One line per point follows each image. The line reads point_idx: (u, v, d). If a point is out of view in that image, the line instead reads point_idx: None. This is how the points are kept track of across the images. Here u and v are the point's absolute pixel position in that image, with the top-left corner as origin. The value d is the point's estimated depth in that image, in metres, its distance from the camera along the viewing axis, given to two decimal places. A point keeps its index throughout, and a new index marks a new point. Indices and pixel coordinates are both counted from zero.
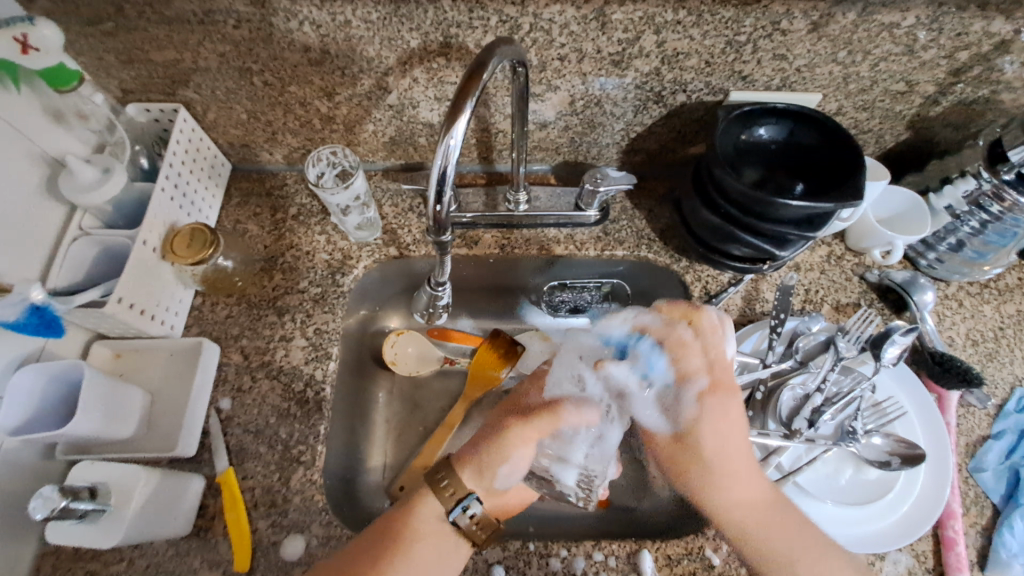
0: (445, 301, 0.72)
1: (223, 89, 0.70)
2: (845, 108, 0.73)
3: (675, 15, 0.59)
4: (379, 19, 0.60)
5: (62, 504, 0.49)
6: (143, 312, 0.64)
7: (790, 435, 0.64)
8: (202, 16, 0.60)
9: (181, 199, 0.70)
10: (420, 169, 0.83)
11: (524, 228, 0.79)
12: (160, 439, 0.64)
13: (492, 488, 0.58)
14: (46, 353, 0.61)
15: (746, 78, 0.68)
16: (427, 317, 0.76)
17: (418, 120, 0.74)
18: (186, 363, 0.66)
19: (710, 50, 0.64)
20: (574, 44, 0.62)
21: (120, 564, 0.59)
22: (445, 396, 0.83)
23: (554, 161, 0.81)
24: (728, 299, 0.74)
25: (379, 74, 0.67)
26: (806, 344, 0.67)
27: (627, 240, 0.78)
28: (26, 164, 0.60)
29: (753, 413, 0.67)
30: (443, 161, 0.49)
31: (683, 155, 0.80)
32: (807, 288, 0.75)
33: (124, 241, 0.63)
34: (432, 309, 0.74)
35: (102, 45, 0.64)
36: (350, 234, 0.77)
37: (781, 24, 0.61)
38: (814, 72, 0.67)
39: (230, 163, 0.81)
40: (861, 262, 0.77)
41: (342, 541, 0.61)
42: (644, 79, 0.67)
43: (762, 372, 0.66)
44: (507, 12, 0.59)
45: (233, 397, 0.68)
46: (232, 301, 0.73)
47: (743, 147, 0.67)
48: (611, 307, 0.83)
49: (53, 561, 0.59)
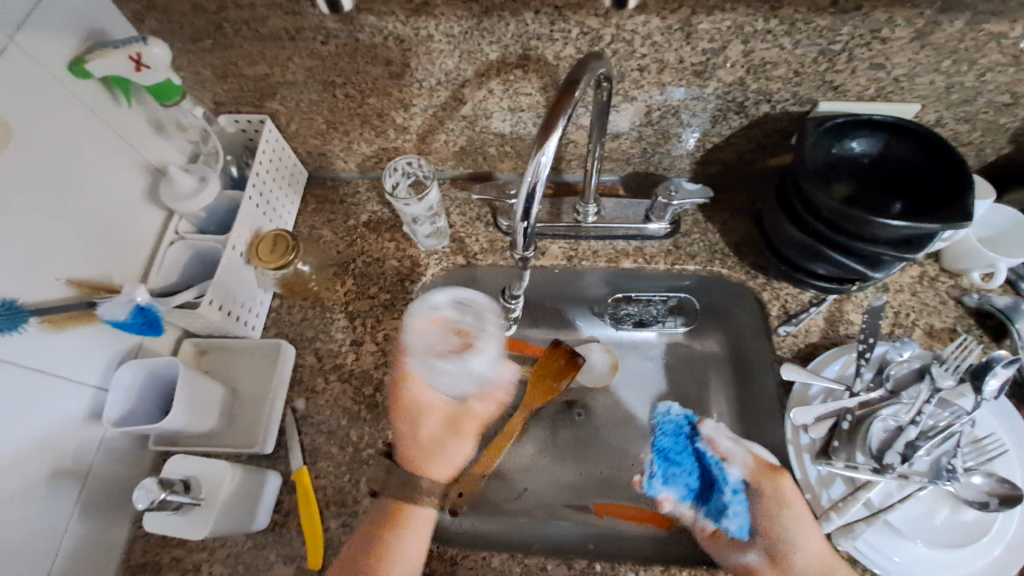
0: (468, 299, 0.67)
1: (307, 102, 0.72)
2: (944, 119, 0.68)
3: (766, 24, 0.57)
4: (460, 33, 0.61)
5: (161, 496, 0.52)
6: (229, 314, 0.67)
7: (881, 469, 0.58)
8: (293, 34, 0.63)
9: (264, 205, 0.73)
10: (489, 177, 0.83)
11: (592, 240, 0.78)
12: (240, 435, 0.67)
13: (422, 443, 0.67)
14: (142, 350, 0.65)
15: (838, 88, 0.64)
16: (441, 331, 0.66)
17: (489, 131, 0.74)
18: (266, 363, 0.69)
19: (801, 60, 0.61)
20: (655, 54, 0.61)
21: (204, 553, 0.62)
22: (505, 404, 0.83)
23: (623, 172, 0.80)
24: (809, 320, 0.70)
25: (455, 85, 0.68)
26: (898, 372, 0.63)
27: (699, 254, 0.76)
28: (134, 172, 0.65)
29: (839, 443, 0.61)
30: (532, 178, 0.49)
31: (763, 166, 0.77)
32: (896, 311, 0.70)
33: (214, 246, 0.66)
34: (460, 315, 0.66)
35: (200, 61, 0.68)
36: (419, 242, 0.78)
37: (881, 32, 0.57)
38: (913, 82, 0.63)
39: (306, 171, 0.84)
40: (957, 284, 0.72)
41: (409, 546, 0.62)
42: (727, 90, 0.65)
43: (849, 402, 0.62)
44: (590, 24, 0.58)
45: (307, 397, 0.70)
46: (307, 304, 0.76)
47: (834, 160, 0.63)
48: (676, 322, 0.83)
49: (143, 545, 0.63)
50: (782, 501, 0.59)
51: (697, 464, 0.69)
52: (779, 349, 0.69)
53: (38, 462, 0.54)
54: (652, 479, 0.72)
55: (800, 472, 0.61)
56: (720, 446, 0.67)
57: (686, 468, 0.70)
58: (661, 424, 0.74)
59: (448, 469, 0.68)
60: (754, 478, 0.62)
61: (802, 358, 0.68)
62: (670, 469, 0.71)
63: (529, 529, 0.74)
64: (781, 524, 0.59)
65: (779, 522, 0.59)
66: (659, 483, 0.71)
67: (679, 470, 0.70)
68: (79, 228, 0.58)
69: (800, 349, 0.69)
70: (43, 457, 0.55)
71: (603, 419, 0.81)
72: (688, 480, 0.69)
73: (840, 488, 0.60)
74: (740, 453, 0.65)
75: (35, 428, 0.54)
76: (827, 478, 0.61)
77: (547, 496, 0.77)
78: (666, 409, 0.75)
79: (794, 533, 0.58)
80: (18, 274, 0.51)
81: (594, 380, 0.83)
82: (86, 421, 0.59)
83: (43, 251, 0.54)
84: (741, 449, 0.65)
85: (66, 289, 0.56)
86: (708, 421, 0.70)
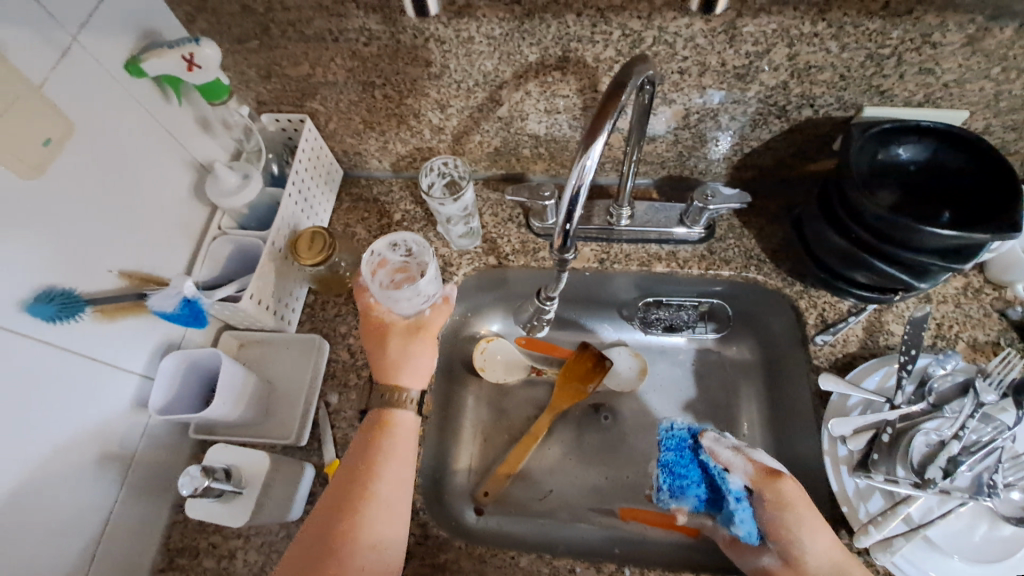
0: (400, 238, 0.66)
1: (346, 102, 0.74)
2: (994, 127, 0.66)
3: (812, 27, 0.56)
4: (501, 35, 0.61)
5: (205, 483, 0.53)
6: (267, 308, 0.68)
7: (921, 484, 0.56)
8: (337, 35, 0.64)
9: (302, 203, 0.74)
10: (521, 178, 0.84)
11: (624, 243, 0.78)
12: (274, 426, 0.69)
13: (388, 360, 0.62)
14: (185, 341, 0.67)
15: (885, 93, 0.63)
16: (387, 274, 0.66)
17: (524, 132, 0.74)
18: (301, 357, 0.71)
19: (847, 64, 0.60)
20: (697, 57, 0.61)
21: (238, 541, 0.64)
22: (531, 405, 0.83)
23: (657, 175, 0.79)
24: (848, 330, 0.69)
25: (493, 87, 0.68)
26: (940, 385, 0.61)
27: (734, 260, 0.75)
28: (182, 169, 0.67)
29: (878, 456, 0.59)
30: (576, 181, 0.49)
31: (801, 171, 0.76)
32: (938, 323, 0.68)
33: (256, 241, 0.68)
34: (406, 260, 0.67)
35: (246, 61, 0.69)
36: (451, 242, 0.79)
37: (932, 37, 0.56)
38: (963, 88, 0.61)
39: (342, 169, 0.86)
40: (1003, 297, 0.69)
41: (437, 542, 0.63)
42: (769, 93, 0.64)
43: (889, 414, 0.60)
44: (631, 27, 0.58)
45: (340, 392, 0.71)
46: (341, 300, 0.77)
47: (879, 167, 0.62)
48: (707, 327, 0.83)
49: (181, 530, 0.65)
50: (786, 506, 0.56)
51: (703, 474, 0.70)
52: (815, 358, 0.68)
53: (88, 447, 0.56)
54: (662, 493, 0.73)
55: (838, 484, 0.60)
56: (721, 457, 0.64)
57: (691, 478, 0.71)
58: (664, 438, 0.74)
59: (422, 376, 0.63)
60: (756, 484, 0.59)
61: (840, 369, 0.67)
62: (676, 482, 0.72)
63: (554, 531, 0.74)
64: (787, 529, 0.55)
65: (785, 530, 0.55)
66: (669, 497, 0.72)
67: (686, 482, 0.71)
68: (132, 222, 0.60)
69: (838, 359, 0.67)
70: (93, 442, 0.57)
71: (631, 423, 0.81)
72: (697, 492, 0.70)
73: (877, 502, 0.59)
74: (740, 461, 0.62)
75: (86, 414, 0.56)
76: (865, 491, 0.59)
77: (573, 498, 0.77)
78: (670, 422, 0.74)
79: (804, 536, 0.54)
80: (76, 266, 0.53)
81: (620, 385, 0.82)
82: (132, 409, 0.61)
83: (98, 243, 0.56)
84: (741, 457, 0.62)
85: (117, 280, 0.58)
86: (709, 432, 0.68)
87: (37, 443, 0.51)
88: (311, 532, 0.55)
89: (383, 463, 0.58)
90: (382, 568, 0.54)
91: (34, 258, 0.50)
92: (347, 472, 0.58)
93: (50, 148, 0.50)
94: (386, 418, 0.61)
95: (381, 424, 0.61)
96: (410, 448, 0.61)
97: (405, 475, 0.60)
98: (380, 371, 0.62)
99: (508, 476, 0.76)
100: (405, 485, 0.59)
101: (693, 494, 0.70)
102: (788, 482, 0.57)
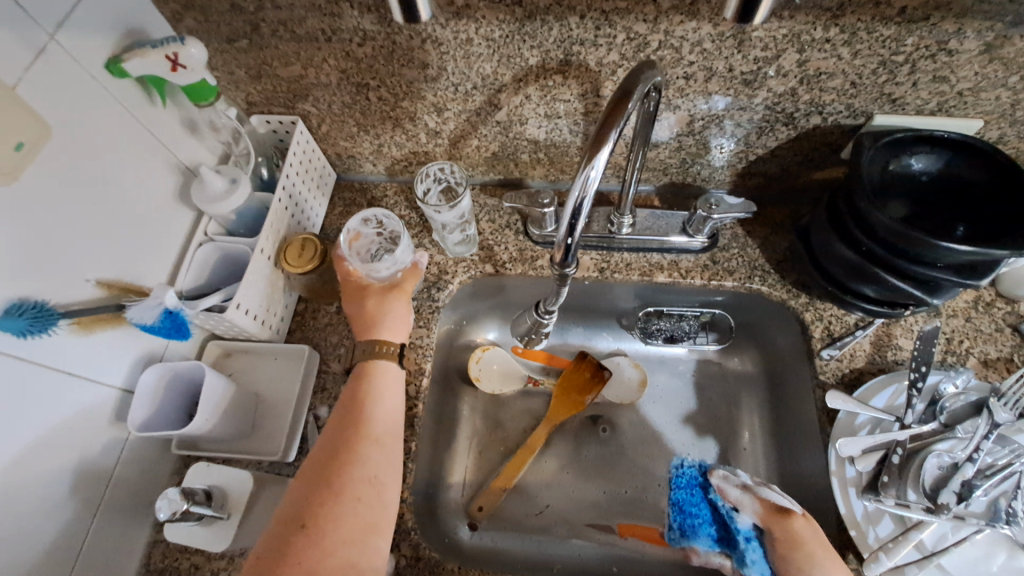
0: (371, 213, 0.67)
1: (339, 103, 0.71)
2: (1008, 136, 0.64)
3: (825, 33, 0.54)
4: (500, 37, 0.59)
5: (184, 507, 0.51)
6: (255, 318, 0.66)
7: (935, 509, 0.54)
8: (330, 35, 0.62)
9: (293, 208, 0.72)
10: (518, 184, 0.81)
11: (625, 252, 0.76)
12: (261, 441, 0.66)
13: (366, 318, 0.63)
14: (168, 352, 0.65)
15: (897, 101, 0.61)
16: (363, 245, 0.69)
17: (523, 137, 0.72)
18: (291, 369, 0.69)
19: (859, 71, 0.58)
20: (704, 62, 0.58)
21: (222, 561, 0.61)
22: (528, 416, 0.81)
23: (659, 182, 0.77)
24: (855, 344, 0.67)
25: (492, 91, 0.66)
26: (953, 404, 0.59)
27: (738, 270, 0.73)
28: (166, 172, 0.64)
29: (889, 479, 0.57)
30: (580, 192, 0.47)
31: (807, 180, 0.74)
32: (948, 338, 0.66)
33: (243, 249, 0.65)
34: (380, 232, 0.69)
35: (235, 61, 0.67)
36: (447, 249, 0.76)
37: (948, 44, 0.54)
38: (979, 97, 0.59)
39: (335, 173, 0.83)
40: (1015, 311, 0.67)
41: (430, 563, 0.60)
42: (777, 100, 0.62)
43: (899, 433, 0.58)
44: (637, 30, 0.56)
45: (330, 405, 0.68)
46: (333, 309, 0.74)
47: (890, 177, 0.60)
48: (707, 338, 0.81)
49: (163, 548, 0.62)
50: (797, 542, 0.55)
51: (714, 514, 0.70)
52: (821, 373, 0.66)
53: (63, 463, 0.54)
54: (673, 533, 0.71)
55: (845, 506, 0.58)
56: (729, 495, 0.65)
57: (702, 517, 0.71)
58: (675, 477, 0.75)
59: (399, 330, 0.64)
60: (764, 521, 0.59)
61: (846, 384, 0.65)
62: (688, 522, 0.71)
63: (551, 550, 0.72)
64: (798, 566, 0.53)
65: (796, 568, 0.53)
66: (680, 537, 0.71)
67: (697, 521, 0.71)
68: (111, 229, 0.57)
69: (845, 374, 0.65)
70: (68, 459, 0.54)
71: (631, 437, 0.78)
72: (709, 532, 0.70)
73: (887, 527, 0.56)
74: (748, 499, 0.63)
75: (62, 431, 0.53)
76: (874, 515, 0.57)
77: (570, 513, 0.74)
78: (680, 460, 0.76)
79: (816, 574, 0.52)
80: (49, 275, 0.51)
81: (620, 395, 0.80)
82: (110, 423, 0.58)
83: (75, 251, 0.53)
84: (749, 495, 0.63)
85: (96, 290, 0.55)
86: (719, 471, 0.69)
87: (6, 462, 0.48)
88: (306, 467, 0.53)
89: (375, 401, 0.57)
90: (379, 498, 0.52)
91: (5, 269, 0.47)
92: (341, 410, 0.57)
93: (24, 153, 0.47)
94: (373, 365, 0.60)
95: (369, 366, 0.60)
96: (401, 391, 0.61)
97: (397, 413, 0.59)
98: (360, 329, 0.63)
99: (503, 489, 0.74)
100: (397, 421, 0.58)
101: (703, 533, 0.70)
102: (799, 520, 0.56)
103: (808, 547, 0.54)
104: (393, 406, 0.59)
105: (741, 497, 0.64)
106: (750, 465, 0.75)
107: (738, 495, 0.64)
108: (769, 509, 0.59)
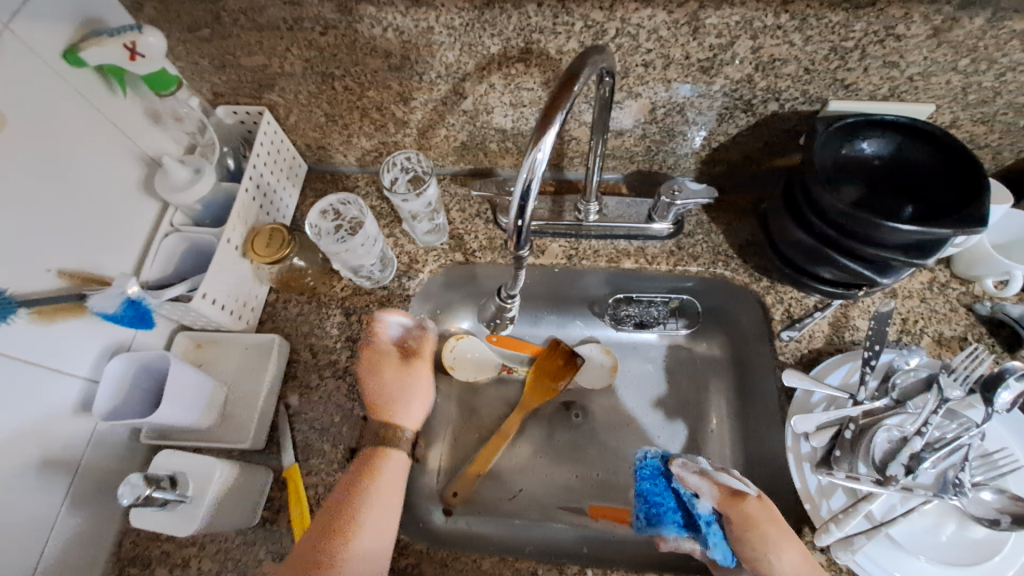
0: (327, 203, 0.69)
1: (306, 93, 0.71)
2: (960, 120, 0.66)
3: (776, 19, 0.55)
4: (461, 25, 0.59)
5: (146, 492, 0.52)
6: (223, 308, 0.66)
7: (883, 482, 0.56)
8: (291, 24, 0.62)
9: (262, 198, 0.72)
10: (489, 173, 0.82)
11: (593, 239, 0.77)
12: (231, 431, 0.66)
13: (389, 396, 0.67)
14: (136, 343, 0.65)
15: (850, 87, 0.62)
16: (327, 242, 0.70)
17: (490, 126, 0.73)
18: (260, 358, 0.69)
19: (811, 57, 0.59)
20: (661, 49, 0.59)
21: (193, 548, 0.62)
22: (501, 403, 0.82)
23: (626, 170, 0.78)
24: (813, 325, 0.69)
25: (456, 79, 0.66)
26: (904, 380, 0.60)
27: (702, 255, 0.74)
28: (130, 163, 0.64)
29: (841, 453, 0.60)
30: (529, 174, 0.47)
31: (769, 167, 0.75)
32: (904, 318, 0.68)
33: (210, 239, 0.65)
34: (338, 223, 0.69)
35: (198, 51, 0.67)
36: (417, 238, 0.77)
37: (896, 30, 0.55)
38: (929, 81, 0.61)
39: (307, 164, 0.84)
40: (969, 291, 0.69)
41: (399, 545, 0.61)
42: (734, 87, 0.63)
43: (853, 410, 0.60)
44: (593, 18, 0.57)
45: (300, 393, 0.69)
46: (303, 299, 0.74)
47: (843, 162, 0.61)
48: (677, 324, 0.82)
49: (133, 538, 0.63)
50: (751, 525, 0.56)
51: (678, 500, 0.67)
52: (781, 354, 0.68)
53: (26, 454, 0.54)
54: (640, 524, 0.69)
55: (801, 482, 0.60)
56: (687, 482, 0.62)
57: (668, 505, 0.67)
58: (640, 468, 0.71)
59: (418, 411, 0.68)
60: (723, 507, 0.59)
61: (805, 364, 0.67)
62: (653, 510, 0.68)
63: (522, 532, 0.73)
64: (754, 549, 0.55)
65: (753, 549, 0.55)
66: (647, 527, 0.68)
67: (663, 509, 0.68)
68: (73, 219, 0.57)
69: (803, 355, 0.67)
70: (32, 448, 0.54)
71: (602, 421, 0.80)
72: (674, 518, 0.66)
73: (840, 499, 0.59)
74: (706, 486, 0.61)
75: (24, 422, 0.53)
76: (828, 488, 0.60)
77: (541, 496, 0.76)
78: (643, 452, 0.72)
79: (772, 554, 0.55)
80: (9, 263, 0.51)
81: (591, 380, 0.82)
82: (76, 413, 0.59)
83: (32, 242, 0.53)
84: (707, 481, 0.61)
85: (57, 280, 0.56)
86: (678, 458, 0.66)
87: None
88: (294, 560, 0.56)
89: (369, 499, 0.59)
90: None
91: None
92: (336, 504, 0.59)
93: None
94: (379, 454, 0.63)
95: (374, 459, 0.63)
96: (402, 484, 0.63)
97: (393, 511, 0.60)
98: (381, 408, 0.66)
99: (477, 475, 0.75)
100: (391, 518, 0.59)
101: (670, 521, 0.66)
102: (751, 501, 0.57)
103: (762, 529, 0.56)
104: (391, 502, 0.60)
105: (699, 486, 0.61)
106: (717, 447, 0.76)
107: (697, 485, 0.61)
108: (727, 495, 0.58)
